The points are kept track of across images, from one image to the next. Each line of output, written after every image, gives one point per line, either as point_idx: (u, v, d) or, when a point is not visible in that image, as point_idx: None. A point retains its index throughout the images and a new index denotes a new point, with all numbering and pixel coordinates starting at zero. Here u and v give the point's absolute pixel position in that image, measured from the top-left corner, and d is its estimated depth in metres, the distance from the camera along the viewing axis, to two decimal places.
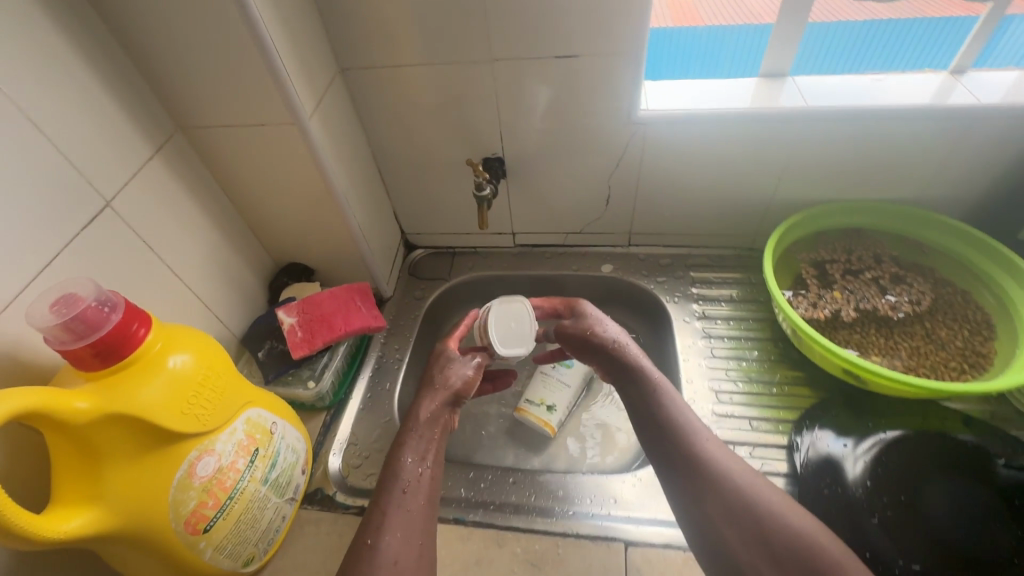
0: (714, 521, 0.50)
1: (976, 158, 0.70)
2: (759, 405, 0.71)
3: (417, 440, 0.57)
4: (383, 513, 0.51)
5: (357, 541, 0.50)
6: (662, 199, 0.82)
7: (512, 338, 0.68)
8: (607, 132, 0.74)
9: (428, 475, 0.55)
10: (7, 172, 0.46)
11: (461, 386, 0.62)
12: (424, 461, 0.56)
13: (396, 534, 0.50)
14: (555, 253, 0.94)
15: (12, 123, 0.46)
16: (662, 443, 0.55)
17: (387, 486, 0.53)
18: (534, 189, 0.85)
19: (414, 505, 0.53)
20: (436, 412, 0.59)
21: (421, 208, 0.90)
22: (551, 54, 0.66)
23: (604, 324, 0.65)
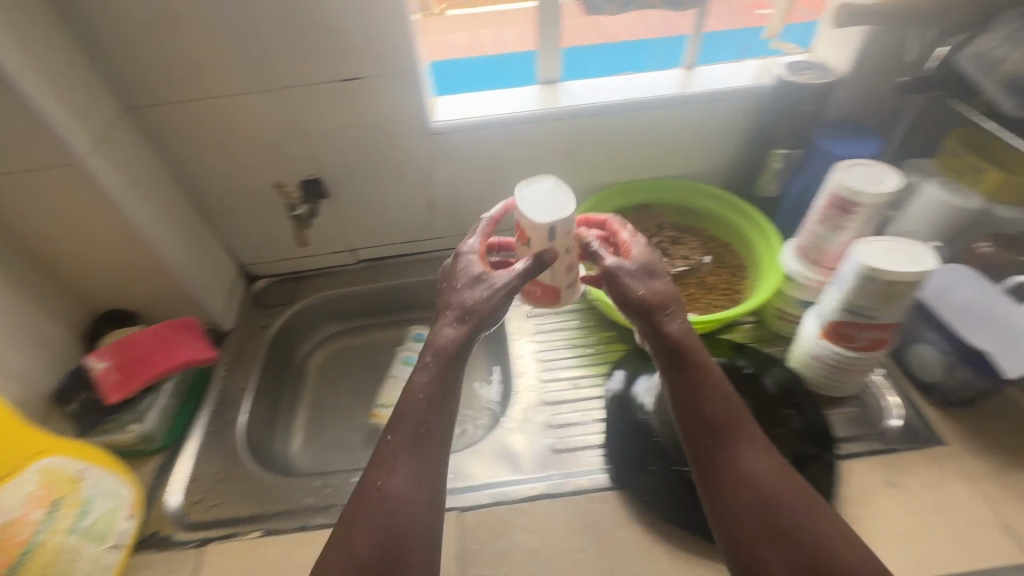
0: (700, 413, 0.53)
1: (711, 135, 0.86)
2: (579, 365, 0.80)
3: (430, 370, 0.54)
4: (392, 447, 0.51)
5: (374, 481, 0.50)
6: (480, 199, 0.90)
7: (547, 208, 0.54)
8: (411, 143, 0.81)
9: (433, 408, 0.52)
10: None
11: (473, 306, 0.56)
12: (434, 394, 0.53)
13: (398, 477, 0.50)
14: (398, 263, 0.98)
15: None
16: (674, 371, 0.54)
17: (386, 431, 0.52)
18: (360, 206, 0.89)
19: (427, 453, 0.51)
20: (454, 346, 0.54)
21: (253, 238, 0.91)
22: (336, 77, 0.72)
23: (658, 290, 0.57)
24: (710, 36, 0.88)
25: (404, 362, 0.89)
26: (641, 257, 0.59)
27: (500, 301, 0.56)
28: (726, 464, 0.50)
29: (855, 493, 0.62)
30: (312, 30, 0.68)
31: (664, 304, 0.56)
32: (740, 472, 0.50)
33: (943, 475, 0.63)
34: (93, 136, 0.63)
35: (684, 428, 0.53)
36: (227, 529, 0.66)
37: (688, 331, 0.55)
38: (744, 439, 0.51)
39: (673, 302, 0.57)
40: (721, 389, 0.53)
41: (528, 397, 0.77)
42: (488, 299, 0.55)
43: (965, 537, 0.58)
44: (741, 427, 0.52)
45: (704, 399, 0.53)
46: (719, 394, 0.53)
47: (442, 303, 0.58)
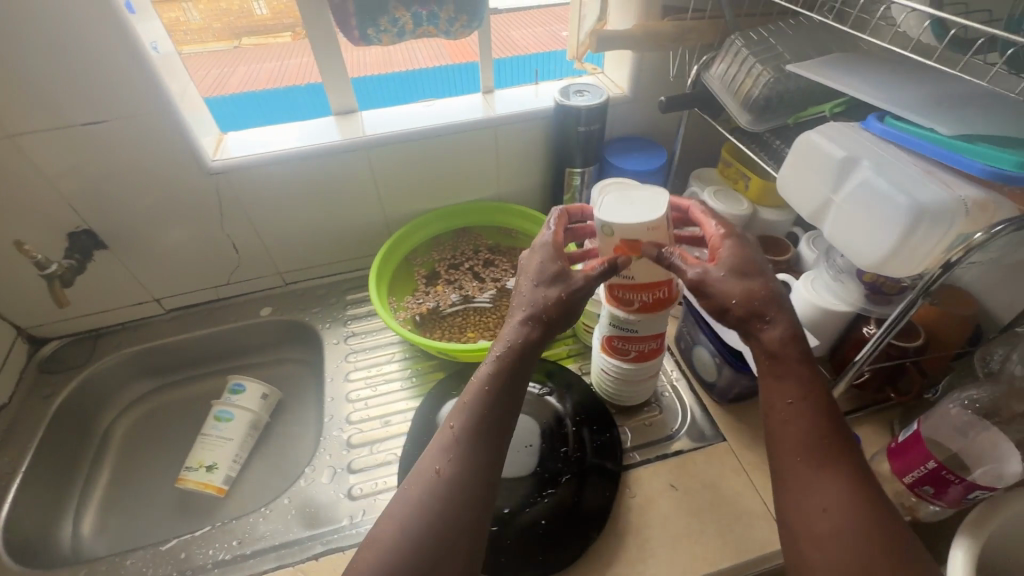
0: (782, 415, 0.49)
1: (513, 156, 0.87)
2: (391, 401, 0.78)
3: (497, 365, 0.54)
4: (452, 434, 0.52)
5: (438, 467, 0.51)
6: (290, 235, 0.87)
7: (633, 216, 0.52)
8: (191, 184, 0.76)
9: (495, 400, 0.53)
10: None
11: (550, 304, 0.54)
12: (493, 390, 0.53)
13: (446, 492, 0.49)
14: (214, 308, 0.92)
15: None
16: (773, 381, 0.50)
17: (469, 397, 0.53)
18: (151, 254, 0.82)
19: (469, 447, 0.51)
20: (526, 348, 0.54)
21: (27, 299, 0.82)
22: (76, 122, 0.66)
23: (758, 289, 0.51)
24: (500, 61, 0.89)
25: (216, 416, 0.83)
26: (734, 258, 0.52)
27: (579, 300, 0.54)
28: (809, 491, 0.47)
29: (637, 502, 0.63)
30: (32, 74, 0.62)
31: (761, 309, 0.51)
32: (802, 515, 0.46)
33: (720, 471, 0.66)
34: None
35: (777, 451, 0.49)
36: None
37: (791, 338, 0.50)
38: (849, 463, 0.47)
39: (775, 305, 0.50)
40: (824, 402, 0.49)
41: (332, 442, 0.73)
42: (568, 298, 0.54)
43: (734, 531, 0.60)
44: (843, 452, 0.47)
45: (809, 416, 0.49)
46: (831, 415, 0.49)
47: (530, 272, 0.57)
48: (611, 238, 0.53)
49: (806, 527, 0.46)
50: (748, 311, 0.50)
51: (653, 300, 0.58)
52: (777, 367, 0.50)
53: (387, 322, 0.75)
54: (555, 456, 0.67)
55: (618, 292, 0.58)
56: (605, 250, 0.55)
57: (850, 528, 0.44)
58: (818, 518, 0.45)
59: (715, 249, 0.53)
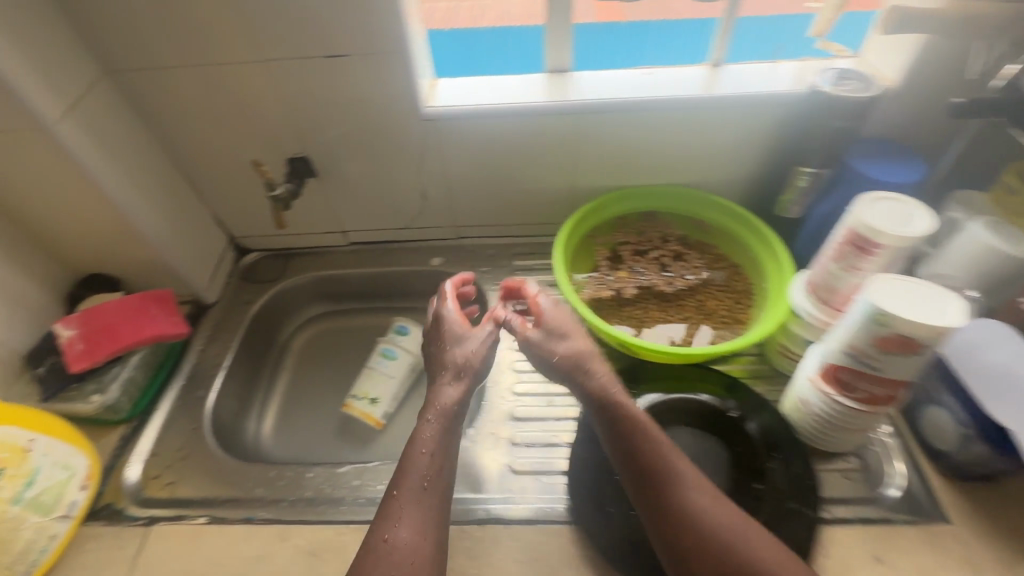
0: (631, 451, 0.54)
1: (730, 141, 0.78)
2: (556, 382, 0.75)
3: (432, 427, 0.59)
4: (398, 496, 0.54)
5: (381, 534, 0.51)
6: (475, 191, 0.86)
7: (918, 314, 0.48)
8: (406, 131, 0.77)
9: (438, 461, 0.56)
10: None
11: (467, 356, 0.65)
12: (435, 451, 0.57)
13: (410, 525, 0.52)
14: (389, 249, 0.95)
15: None
16: (614, 425, 0.56)
17: (414, 459, 0.56)
18: (350, 188, 0.85)
19: (413, 487, 0.54)
20: (455, 404, 0.61)
21: (241, 212, 0.89)
22: (321, 54, 0.68)
23: (579, 348, 0.62)
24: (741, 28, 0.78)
25: (382, 352, 0.86)
26: (548, 323, 0.64)
27: (473, 371, 0.64)
28: (679, 511, 0.50)
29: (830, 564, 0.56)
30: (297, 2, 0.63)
31: (582, 363, 0.61)
32: (695, 533, 0.49)
33: (936, 557, 0.56)
34: (61, 102, 0.61)
35: (624, 480, 0.55)
36: (176, 510, 0.65)
37: (608, 389, 0.59)
38: (693, 488, 0.51)
39: (587, 361, 0.61)
40: (649, 434, 0.55)
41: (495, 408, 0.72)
42: (463, 357, 0.64)
43: None
44: (691, 480, 0.52)
45: (626, 443, 0.55)
46: (631, 426, 0.55)
47: (433, 369, 0.66)
48: (880, 329, 0.49)
49: (689, 539, 0.49)
50: (566, 372, 0.61)
51: (883, 394, 0.54)
52: (593, 406, 0.58)
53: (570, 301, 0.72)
54: (746, 493, 0.60)
55: (844, 373, 0.55)
56: (863, 336, 0.51)
57: (722, 529, 0.49)
58: (692, 530, 0.49)
59: (540, 316, 0.65)
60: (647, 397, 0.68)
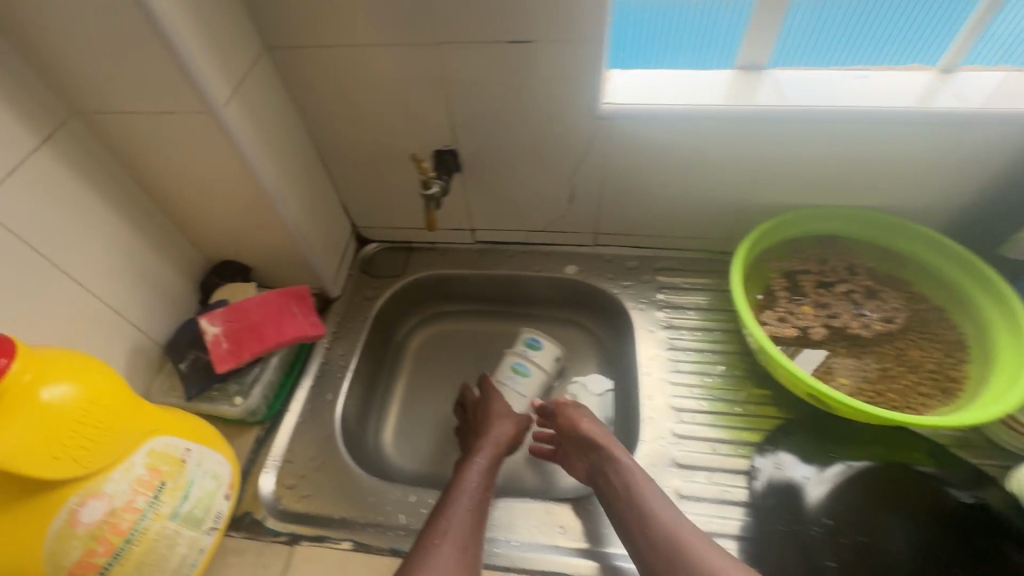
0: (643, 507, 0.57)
1: (954, 164, 0.66)
2: (721, 426, 0.68)
3: (476, 474, 0.64)
4: (447, 520, 0.58)
5: (437, 547, 0.55)
6: (628, 198, 0.77)
7: None
8: (570, 129, 0.68)
9: (479, 498, 0.62)
10: None
11: (505, 422, 0.71)
12: (477, 494, 0.61)
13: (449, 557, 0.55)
14: (518, 252, 0.88)
15: None
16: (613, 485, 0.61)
17: (456, 494, 0.61)
18: (493, 185, 0.78)
19: (461, 510, 0.59)
20: (493, 460, 0.67)
21: (371, 201, 0.83)
22: (503, 39, 0.59)
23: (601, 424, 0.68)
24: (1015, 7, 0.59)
25: (514, 368, 0.80)
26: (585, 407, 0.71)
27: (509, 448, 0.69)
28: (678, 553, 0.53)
29: None
30: None
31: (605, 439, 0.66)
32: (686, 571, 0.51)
33: None
34: (229, 83, 0.55)
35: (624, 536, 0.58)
36: (317, 528, 0.62)
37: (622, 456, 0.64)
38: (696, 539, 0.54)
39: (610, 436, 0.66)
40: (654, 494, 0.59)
41: (652, 449, 0.66)
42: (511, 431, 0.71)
43: None
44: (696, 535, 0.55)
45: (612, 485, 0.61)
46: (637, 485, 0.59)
47: (477, 426, 0.72)
48: None
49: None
50: (574, 440, 0.67)
51: None
52: (591, 455, 0.65)
53: (760, 339, 0.63)
54: None
55: None
56: None
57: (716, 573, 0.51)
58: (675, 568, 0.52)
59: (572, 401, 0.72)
60: (834, 466, 0.62)
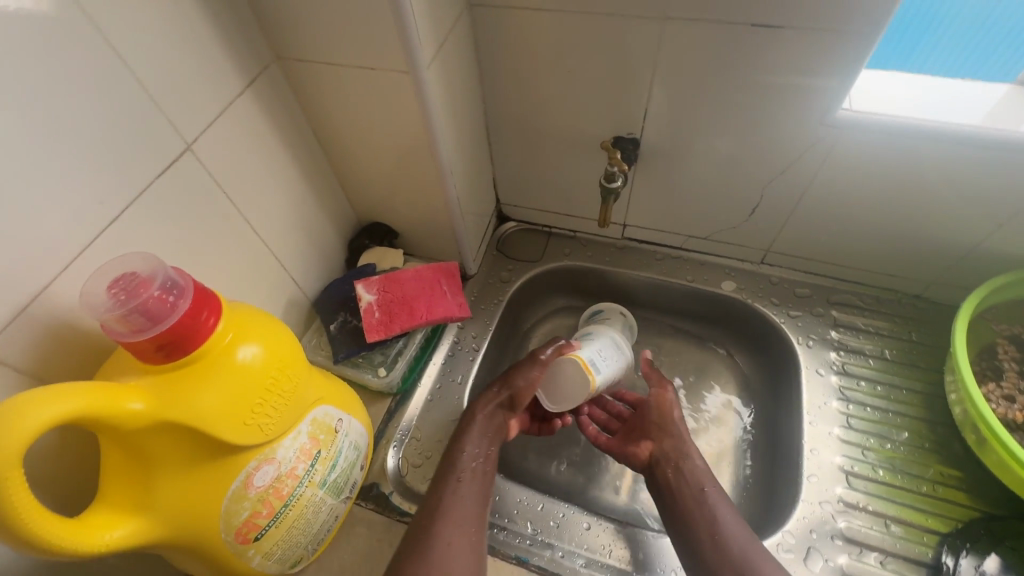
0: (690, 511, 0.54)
1: None
2: (898, 502, 0.58)
3: (478, 432, 0.58)
4: (456, 482, 0.54)
5: (437, 530, 0.49)
6: (823, 219, 0.67)
7: None
8: (784, 131, 0.59)
9: (480, 477, 0.55)
10: (105, 106, 0.39)
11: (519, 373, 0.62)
12: (484, 454, 0.57)
13: (455, 527, 0.50)
14: (668, 256, 0.81)
15: (119, 85, 0.39)
16: (669, 471, 0.58)
17: (456, 472, 0.55)
18: (666, 180, 0.70)
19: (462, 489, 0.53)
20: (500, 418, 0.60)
21: (525, 180, 0.78)
22: (742, 21, 0.51)
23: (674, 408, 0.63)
24: None
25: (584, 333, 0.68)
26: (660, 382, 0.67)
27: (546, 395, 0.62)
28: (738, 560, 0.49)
29: None
30: None
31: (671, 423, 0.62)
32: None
33: None
34: (435, 42, 0.51)
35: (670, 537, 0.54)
36: None
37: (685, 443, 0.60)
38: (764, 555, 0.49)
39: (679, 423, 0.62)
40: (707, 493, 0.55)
41: (815, 512, 0.58)
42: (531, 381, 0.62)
43: None
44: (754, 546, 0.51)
45: (680, 479, 0.57)
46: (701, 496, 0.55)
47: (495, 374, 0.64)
48: None
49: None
50: (653, 423, 0.62)
51: None
52: (664, 442, 0.60)
53: (978, 406, 0.54)
54: None
55: None
56: None
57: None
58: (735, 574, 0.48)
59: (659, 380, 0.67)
60: None
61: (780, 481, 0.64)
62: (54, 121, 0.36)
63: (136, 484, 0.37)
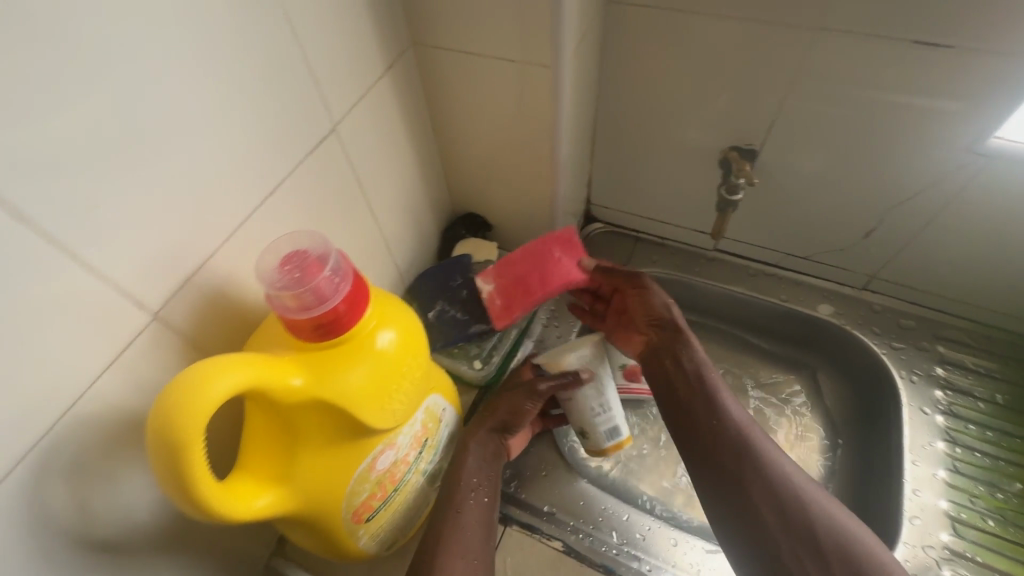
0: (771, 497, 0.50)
1: None
2: (1006, 555, 0.56)
3: (475, 457, 0.53)
4: (456, 513, 0.49)
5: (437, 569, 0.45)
6: (945, 251, 0.64)
7: None
8: (924, 156, 0.56)
9: (481, 506, 0.51)
10: (274, 80, 0.39)
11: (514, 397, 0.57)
12: (484, 480, 0.52)
13: (457, 562, 0.45)
14: (761, 272, 0.78)
15: (289, 62, 0.39)
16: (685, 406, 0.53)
17: (453, 505, 0.49)
18: (777, 195, 0.68)
19: (462, 521, 0.48)
20: (498, 443, 0.56)
21: (623, 182, 0.77)
22: (904, 37, 0.49)
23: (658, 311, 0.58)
24: None
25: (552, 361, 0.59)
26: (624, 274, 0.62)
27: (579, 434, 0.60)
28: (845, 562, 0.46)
29: None
30: None
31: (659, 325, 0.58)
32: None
33: None
34: (577, 36, 0.50)
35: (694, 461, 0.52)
36: (528, 516, 0.60)
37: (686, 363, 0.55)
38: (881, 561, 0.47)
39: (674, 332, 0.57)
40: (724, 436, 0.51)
41: (918, 557, 0.56)
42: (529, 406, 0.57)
43: None
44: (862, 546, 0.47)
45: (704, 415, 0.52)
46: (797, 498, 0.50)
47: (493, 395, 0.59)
48: None
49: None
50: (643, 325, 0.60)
51: None
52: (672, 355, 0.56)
53: None
54: None
55: None
56: None
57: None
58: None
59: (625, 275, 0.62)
60: None
61: (875, 520, 0.61)
62: (238, 90, 0.36)
63: (275, 456, 0.38)
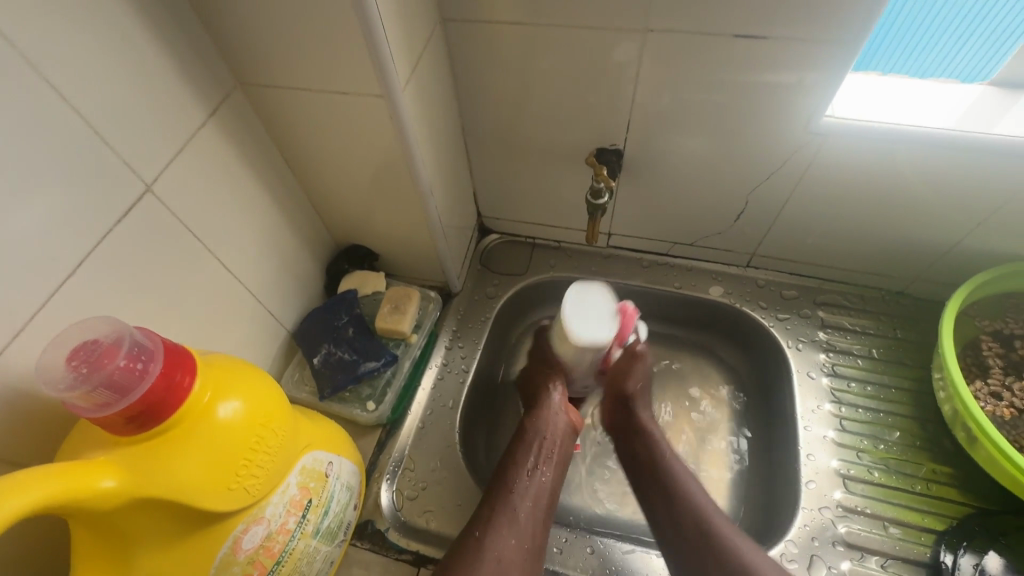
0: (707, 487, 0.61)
1: None
2: (893, 502, 0.60)
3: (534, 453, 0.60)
4: (512, 496, 0.55)
5: (488, 543, 0.51)
6: (807, 222, 0.67)
7: None
8: (770, 139, 0.59)
9: (534, 495, 0.57)
10: (48, 154, 0.35)
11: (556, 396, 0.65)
12: (538, 468, 0.59)
13: (504, 534, 0.52)
14: (655, 263, 0.80)
15: (68, 131, 0.36)
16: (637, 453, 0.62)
17: (509, 490, 0.56)
18: (651, 188, 0.69)
19: (515, 505, 0.55)
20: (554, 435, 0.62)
21: (508, 191, 0.76)
22: (723, 32, 0.50)
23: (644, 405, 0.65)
24: None
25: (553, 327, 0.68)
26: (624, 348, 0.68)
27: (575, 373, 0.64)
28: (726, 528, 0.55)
29: None
30: None
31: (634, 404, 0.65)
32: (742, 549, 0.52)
33: None
34: (409, 63, 0.49)
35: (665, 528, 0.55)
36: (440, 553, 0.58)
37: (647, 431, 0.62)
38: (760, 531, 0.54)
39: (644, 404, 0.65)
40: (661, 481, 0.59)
41: (815, 519, 0.59)
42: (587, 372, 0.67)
43: None
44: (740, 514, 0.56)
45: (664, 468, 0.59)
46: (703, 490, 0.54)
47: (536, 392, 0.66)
48: None
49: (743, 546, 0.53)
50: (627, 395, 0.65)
51: None
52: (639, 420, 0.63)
53: (967, 403, 0.55)
54: None
55: None
56: None
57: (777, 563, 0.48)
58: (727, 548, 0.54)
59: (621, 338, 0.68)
60: None
61: (778, 488, 0.65)
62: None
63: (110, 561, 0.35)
